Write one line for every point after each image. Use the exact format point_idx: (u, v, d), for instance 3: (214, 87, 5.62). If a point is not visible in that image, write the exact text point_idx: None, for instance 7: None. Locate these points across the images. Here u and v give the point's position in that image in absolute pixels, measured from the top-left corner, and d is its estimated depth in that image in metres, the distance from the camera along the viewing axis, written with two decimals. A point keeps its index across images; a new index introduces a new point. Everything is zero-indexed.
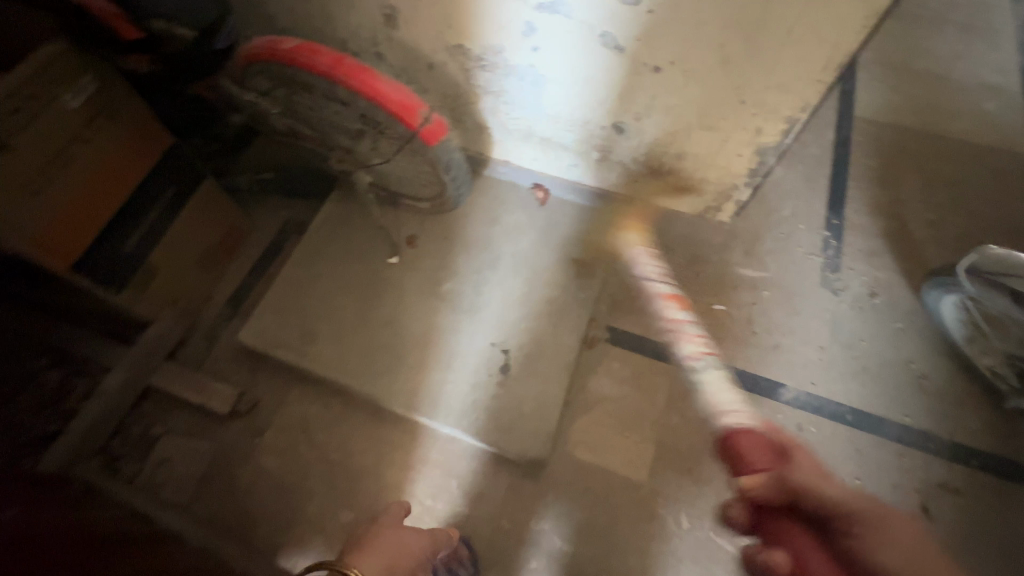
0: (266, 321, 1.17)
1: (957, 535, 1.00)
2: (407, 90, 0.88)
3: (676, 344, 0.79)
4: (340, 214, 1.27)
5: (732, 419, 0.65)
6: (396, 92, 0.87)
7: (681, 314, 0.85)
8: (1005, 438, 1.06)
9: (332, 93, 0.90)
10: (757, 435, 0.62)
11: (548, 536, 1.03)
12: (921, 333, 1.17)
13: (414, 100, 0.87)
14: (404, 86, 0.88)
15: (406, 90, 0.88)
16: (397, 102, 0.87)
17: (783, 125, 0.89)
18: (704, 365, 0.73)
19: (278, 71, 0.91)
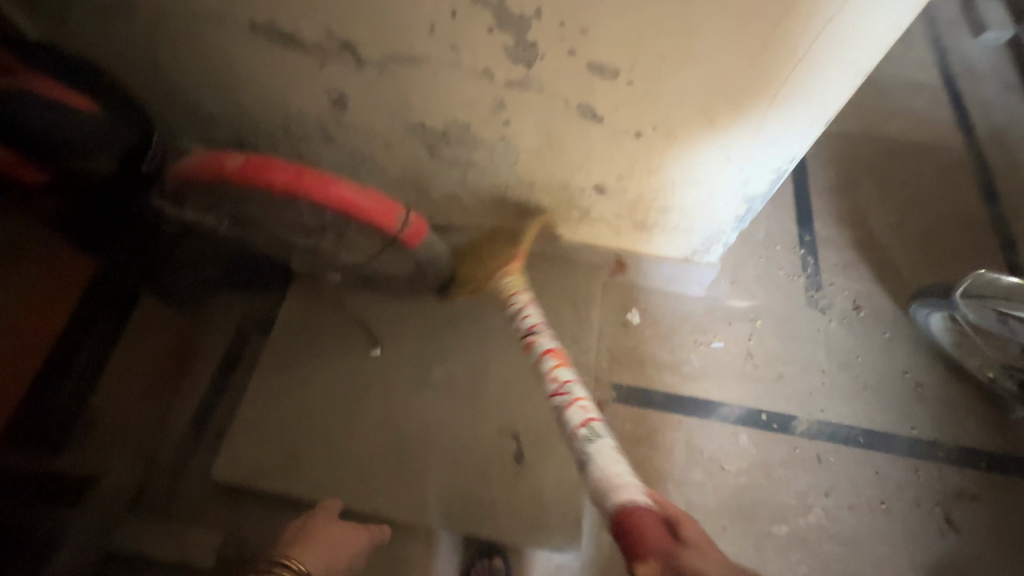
0: (242, 449, 1.02)
1: (983, 542, 1.01)
2: (379, 193, 0.79)
3: (564, 412, 0.87)
4: (307, 310, 1.14)
5: (626, 495, 0.70)
6: (368, 196, 0.78)
7: (563, 370, 0.92)
8: (1003, 434, 1.10)
9: (292, 205, 0.79)
10: (651, 513, 0.66)
11: None
12: (909, 341, 1.20)
13: (389, 204, 0.78)
14: (374, 190, 0.79)
15: (378, 193, 0.79)
16: (369, 209, 0.77)
17: (771, 176, 0.87)
18: (591, 434, 0.83)
19: (223, 188, 0.78)
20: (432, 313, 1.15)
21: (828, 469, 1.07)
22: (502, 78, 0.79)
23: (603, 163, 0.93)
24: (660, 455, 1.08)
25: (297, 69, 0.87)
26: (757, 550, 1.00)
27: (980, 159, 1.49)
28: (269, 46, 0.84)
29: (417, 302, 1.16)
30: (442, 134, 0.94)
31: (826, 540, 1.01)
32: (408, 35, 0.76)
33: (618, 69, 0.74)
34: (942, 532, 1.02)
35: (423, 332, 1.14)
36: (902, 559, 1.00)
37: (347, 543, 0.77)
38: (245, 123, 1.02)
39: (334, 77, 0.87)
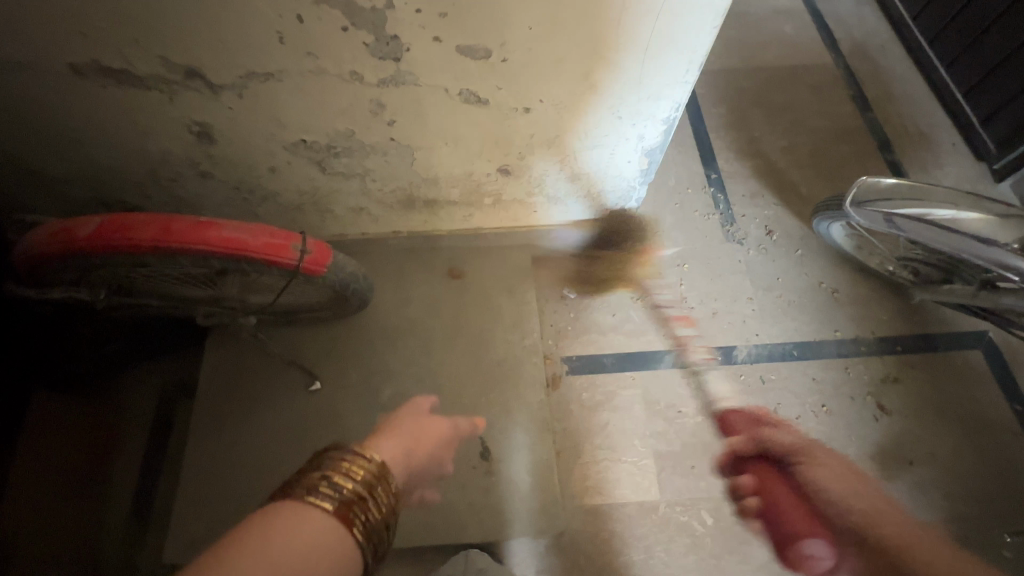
0: (193, 525, 0.95)
1: (914, 417, 1.11)
2: (269, 226, 0.72)
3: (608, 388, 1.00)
4: (232, 361, 1.07)
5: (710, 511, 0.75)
6: (256, 234, 0.71)
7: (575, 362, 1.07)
8: (911, 317, 1.21)
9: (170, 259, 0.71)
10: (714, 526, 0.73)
11: None
12: (818, 253, 1.29)
13: (282, 235, 0.72)
14: (262, 225, 0.71)
15: (268, 226, 0.72)
16: (262, 245, 0.70)
17: (663, 126, 0.88)
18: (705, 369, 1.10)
19: (83, 260, 0.70)
20: (367, 333, 1.11)
21: (773, 388, 1.14)
22: (372, 79, 0.74)
23: (503, 146, 0.91)
24: (622, 414, 1.11)
25: (144, 108, 0.78)
26: (724, 478, 1.05)
27: (849, 71, 1.59)
28: (102, 88, 0.74)
29: (348, 325, 1.11)
30: (327, 147, 0.88)
31: (782, 452, 1.08)
32: (256, 51, 0.69)
33: (489, 48, 0.71)
34: (877, 418, 1.11)
35: (362, 355, 1.09)
36: (850, 452, 1.08)
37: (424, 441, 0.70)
38: (106, 177, 0.91)
39: (189, 108, 0.79)
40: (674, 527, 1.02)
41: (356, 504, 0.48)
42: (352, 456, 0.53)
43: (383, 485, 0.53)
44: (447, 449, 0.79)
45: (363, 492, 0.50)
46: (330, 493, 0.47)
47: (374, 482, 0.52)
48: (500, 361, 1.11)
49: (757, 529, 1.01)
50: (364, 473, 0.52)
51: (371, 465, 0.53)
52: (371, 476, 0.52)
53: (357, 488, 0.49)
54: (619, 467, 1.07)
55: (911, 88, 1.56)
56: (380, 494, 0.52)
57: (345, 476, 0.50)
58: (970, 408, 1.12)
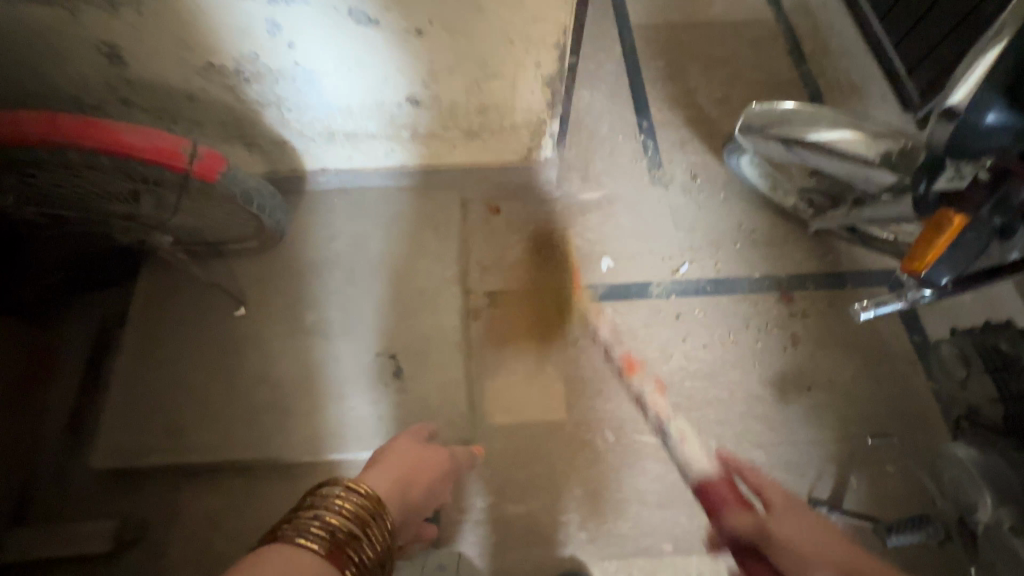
0: (119, 436, 1.01)
1: (818, 347, 1.16)
2: (159, 132, 0.77)
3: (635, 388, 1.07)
4: (160, 288, 1.12)
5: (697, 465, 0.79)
6: (143, 135, 0.75)
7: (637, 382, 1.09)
8: (825, 256, 1.25)
9: (67, 162, 0.76)
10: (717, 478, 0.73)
11: (493, 508, 1.03)
12: (740, 196, 1.32)
13: (170, 139, 0.77)
14: (150, 128, 0.76)
15: (157, 132, 0.77)
16: (148, 147, 0.75)
17: (556, 53, 0.92)
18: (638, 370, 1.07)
19: None
20: (292, 265, 1.16)
21: (686, 321, 1.19)
22: None
23: (407, 72, 0.95)
24: (538, 343, 1.16)
25: (51, 26, 0.82)
26: (629, 401, 1.11)
27: (789, 26, 1.62)
28: (6, 4, 0.78)
29: (274, 256, 1.16)
30: (235, 73, 0.92)
31: (688, 378, 1.13)
32: None
33: None
34: (785, 348, 1.16)
35: (287, 283, 1.14)
36: (753, 378, 1.13)
37: (421, 474, 0.71)
38: (29, 102, 0.96)
39: (94, 28, 0.83)
40: (580, 445, 1.07)
41: (348, 543, 0.52)
42: (344, 493, 0.57)
43: (377, 521, 0.58)
44: (448, 482, 0.77)
45: (354, 530, 0.54)
46: (321, 533, 0.51)
47: (367, 520, 0.56)
48: (420, 291, 1.15)
49: (656, 446, 1.07)
50: (357, 510, 0.56)
51: (364, 501, 0.58)
52: (363, 513, 0.56)
53: (348, 526, 0.54)
54: (531, 390, 1.11)
55: (847, 43, 1.58)
56: (375, 532, 0.56)
57: (339, 515, 0.54)
58: (872, 339, 1.16)
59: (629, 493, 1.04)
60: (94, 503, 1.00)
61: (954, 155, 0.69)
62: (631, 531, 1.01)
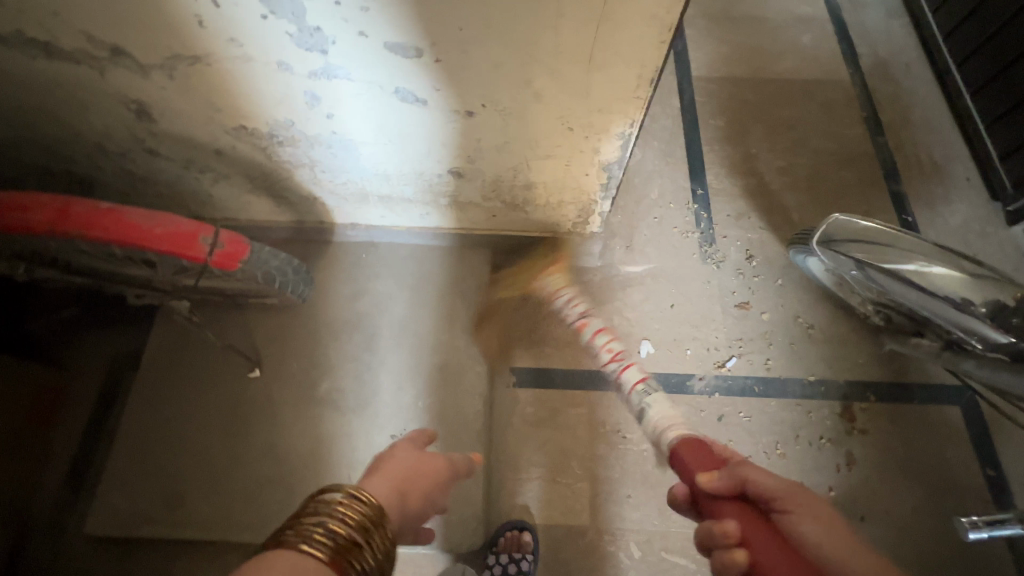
0: (117, 500, 0.96)
1: (876, 472, 1.04)
2: (179, 218, 0.78)
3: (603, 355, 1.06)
4: (175, 340, 1.07)
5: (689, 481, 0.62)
6: (158, 224, 0.76)
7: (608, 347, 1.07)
8: (889, 364, 1.13)
9: (92, 248, 0.76)
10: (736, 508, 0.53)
11: None
12: (799, 285, 1.21)
13: (190, 227, 0.77)
14: (171, 217, 0.77)
15: (177, 218, 0.78)
16: (165, 235, 0.75)
17: (618, 142, 0.83)
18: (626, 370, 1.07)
19: (11, 237, 0.74)
20: (313, 325, 1.10)
21: (729, 425, 1.08)
22: (302, 71, 0.71)
23: (450, 148, 0.87)
24: (565, 434, 1.07)
25: (76, 82, 0.76)
26: (660, 513, 1.02)
27: (866, 90, 1.48)
28: (28, 59, 0.72)
29: (295, 314, 1.10)
30: (268, 135, 0.86)
31: None
32: (177, 35, 0.66)
33: (420, 47, 0.66)
34: (838, 468, 1.05)
35: (304, 345, 1.08)
36: None
37: (417, 480, 0.61)
38: (51, 145, 0.90)
39: (124, 86, 0.76)
40: (601, 556, 0.99)
41: (352, 553, 0.47)
42: (347, 499, 0.51)
43: (380, 531, 0.51)
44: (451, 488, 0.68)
45: (358, 539, 0.48)
46: (323, 540, 0.45)
47: (371, 528, 0.50)
48: (442, 366, 1.08)
49: (683, 568, 0.98)
50: (362, 518, 0.50)
51: (368, 510, 0.51)
52: (367, 520, 0.50)
53: (351, 534, 0.48)
54: (552, 487, 1.03)
55: (931, 114, 1.44)
56: (377, 542, 0.50)
57: (342, 523, 0.48)
58: (939, 470, 1.04)
59: None
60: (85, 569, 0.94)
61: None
62: None
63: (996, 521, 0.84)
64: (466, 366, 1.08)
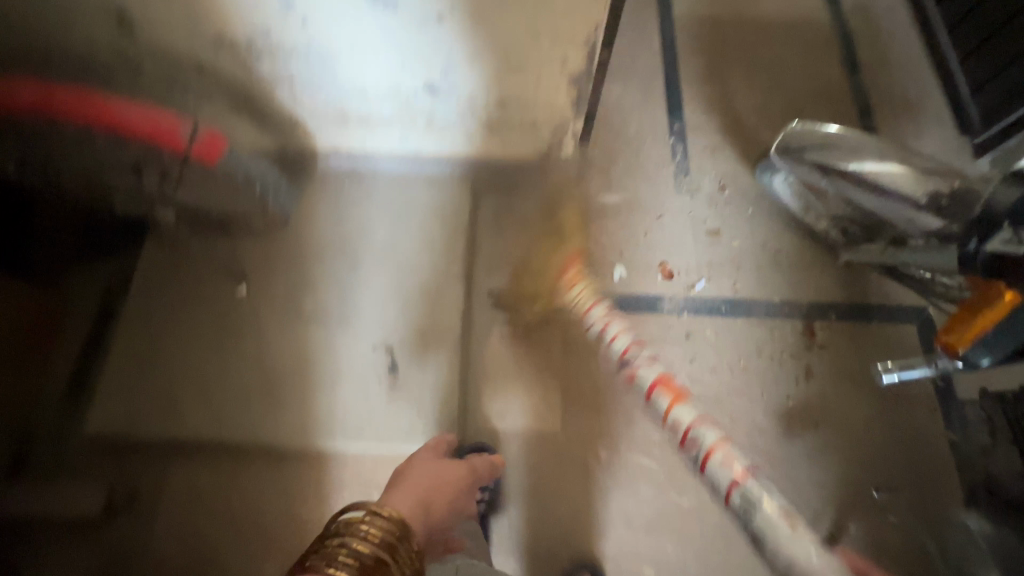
0: (115, 404, 1.02)
1: (833, 383, 1.10)
2: (158, 112, 0.90)
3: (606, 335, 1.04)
4: (163, 258, 1.11)
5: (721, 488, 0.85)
6: (143, 118, 0.89)
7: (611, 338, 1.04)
8: (850, 286, 1.18)
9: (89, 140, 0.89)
10: None
11: (504, 561, 0.99)
12: (768, 213, 1.25)
13: (169, 121, 0.91)
14: (151, 111, 0.90)
15: (157, 112, 0.90)
16: (149, 128, 0.89)
17: (585, 51, 0.86)
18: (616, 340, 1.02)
19: (19, 127, 0.86)
20: (297, 246, 1.14)
21: (696, 341, 1.14)
22: None
23: (424, 58, 0.90)
24: (540, 350, 1.12)
25: None
26: (628, 419, 1.08)
27: (845, 29, 1.49)
28: None
29: (279, 236, 1.14)
30: (247, 46, 0.88)
31: (690, 401, 1.09)
32: None
33: None
34: (797, 380, 1.10)
35: (289, 265, 1.12)
36: (758, 408, 1.09)
37: (436, 493, 0.78)
38: None
39: None
40: (571, 458, 1.05)
41: (380, 568, 0.57)
42: (370, 518, 0.61)
43: (404, 544, 0.62)
44: (467, 493, 0.85)
45: (385, 555, 0.59)
46: (349, 559, 0.55)
47: (396, 543, 0.61)
48: (423, 286, 1.12)
49: (647, 468, 1.04)
50: (386, 533, 0.61)
51: (391, 525, 0.62)
52: (390, 536, 0.61)
53: (378, 552, 0.58)
54: (527, 396, 1.09)
55: (906, 53, 1.46)
56: (401, 553, 0.61)
57: (366, 541, 0.58)
58: (893, 382, 1.10)
59: (613, 513, 1.02)
60: (85, 468, 0.99)
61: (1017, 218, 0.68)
62: (612, 551, 1.00)
63: (908, 365, 1.03)
64: (444, 284, 1.13)
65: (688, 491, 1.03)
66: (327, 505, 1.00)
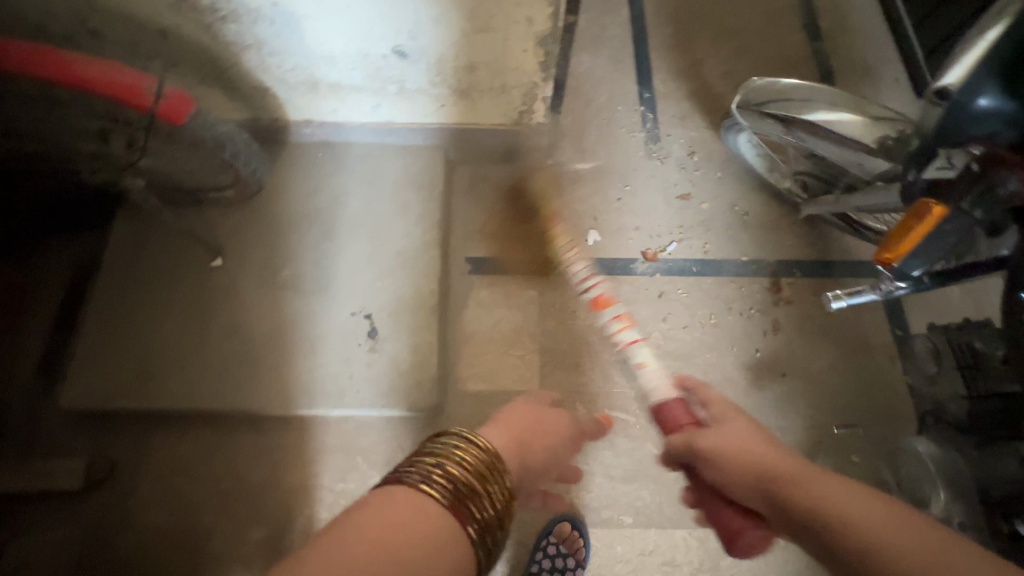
0: (89, 378, 1.00)
1: (799, 335, 1.15)
2: (121, 69, 0.83)
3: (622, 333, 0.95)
4: (131, 234, 1.10)
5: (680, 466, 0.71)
6: (102, 73, 0.82)
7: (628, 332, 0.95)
8: (814, 243, 1.23)
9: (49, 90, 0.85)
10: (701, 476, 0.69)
11: None
12: (736, 177, 1.29)
13: (132, 78, 0.83)
14: (110, 65, 0.83)
15: (120, 68, 0.83)
16: (110, 83, 0.82)
17: (549, 9, 0.89)
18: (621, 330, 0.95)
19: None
20: (271, 217, 1.14)
21: (669, 300, 1.17)
22: None
23: (391, 20, 0.90)
24: (517, 313, 1.14)
25: None
26: (605, 376, 1.11)
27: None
28: None
29: (253, 208, 1.14)
30: (211, 10, 0.88)
31: (663, 357, 1.13)
32: None
33: None
34: (764, 333, 1.15)
35: (264, 237, 1.12)
36: (728, 361, 1.13)
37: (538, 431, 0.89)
38: None
39: None
40: None
41: (467, 500, 0.49)
42: (463, 444, 0.54)
43: (495, 480, 0.53)
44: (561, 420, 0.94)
45: (474, 484, 0.50)
46: (443, 482, 0.48)
47: (487, 475, 0.53)
48: (401, 253, 1.13)
49: (625, 422, 1.08)
50: (478, 462, 0.53)
51: (483, 454, 0.54)
52: (483, 466, 0.53)
53: (469, 478, 0.51)
54: (506, 358, 1.11)
55: (866, 21, 1.51)
56: (492, 488, 0.52)
57: (460, 465, 0.51)
58: (856, 333, 1.15)
59: (592, 466, 1.05)
60: (64, 442, 1.00)
61: (947, 143, 0.73)
62: (591, 502, 1.03)
63: (856, 291, 0.88)
64: (421, 251, 1.14)
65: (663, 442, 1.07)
66: (309, 469, 1.01)
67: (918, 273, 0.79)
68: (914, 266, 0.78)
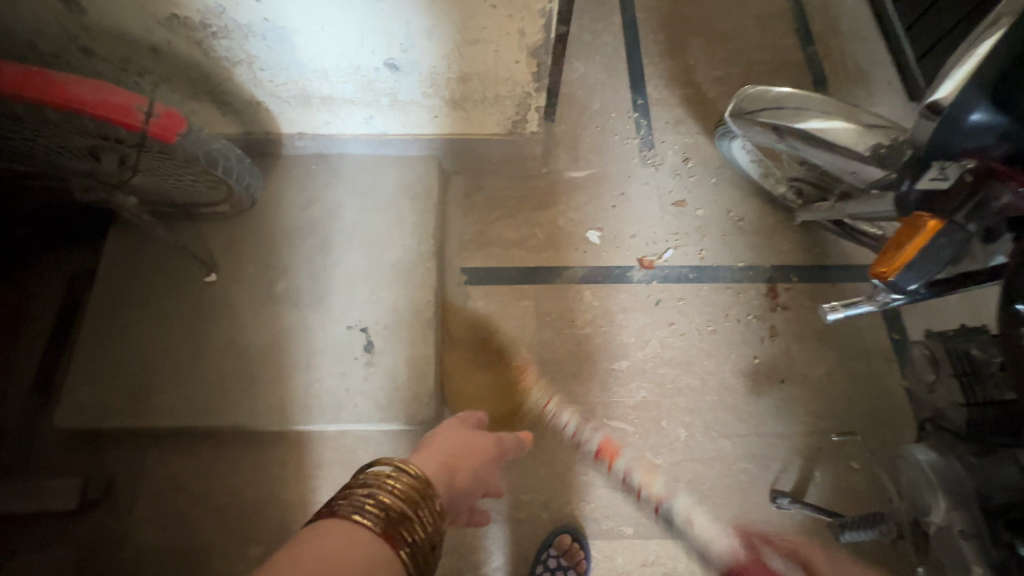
0: (82, 397, 0.99)
1: (797, 341, 1.15)
2: (110, 88, 0.83)
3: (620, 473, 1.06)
4: (122, 251, 1.09)
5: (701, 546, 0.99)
6: (90, 91, 0.81)
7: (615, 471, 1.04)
8: (810, 248, 1.23)
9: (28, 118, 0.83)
10: None
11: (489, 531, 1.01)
12: (730, 182, 1.29)
13: (123, 98, 0.83)
14: (103, 86, 0.82)
15: (109, 88, 0.83)
16: (99, 103, 0.81)
17: (540, 20, 0.88)
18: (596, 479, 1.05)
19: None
20: (266, 231, 1.13)
21: (666, 308, 1.17)
22: None
23: (382, 34, 0.90)
24: (514, 323, 1.14)
25: None
26: (603, 384, 1.11)
27: (798, 4, 1.54)
28: None
29: (248, 222, 1.14)
30: (201, 26, 0.88)
31: (661, 365, 1.12)
32: None
33: None
34: (762, 340, 1.15)
35: (258, 250, 1.12)
36: (726, 367, 1.13)
37: (463, 458, 0.66)
38: None
39: None
40: (549, 425, 1.07)
41: (402, 523, 0.50)
42: (394, 472, 0.55)
43: (426, 503, 0.55)
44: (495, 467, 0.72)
45: (406, 509, 0.52)
46: (375, 510, 0.50)
47: (419, 500, 0.54)
48: (397, 265, 1.13)
49: (623, 431, 1.08)
50: (409, 488, 0.54)
51: (415, 481, 0.56)
52: (415, 493, 0.54)
53: (399, 504, 0.52)
54: (504, 369, 1.11)
55: (857, 24, 1.51)
56: (425, 514, 0.54)
57: (391, 493, 0.52)
58: (853, 337, 1.15)
59: (591, 476, 1.04)
60: (59, 462, 0.99)
61: (939, 156, 0.72)
62: (591, 513, 1.02)
63: (854, 301, 0.84)
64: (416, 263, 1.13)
65: (661, 451, 1.06)
66: (308, 485, 1.01)
67: (915, 285, 0.76)
68: (911, 281, 0.76)
